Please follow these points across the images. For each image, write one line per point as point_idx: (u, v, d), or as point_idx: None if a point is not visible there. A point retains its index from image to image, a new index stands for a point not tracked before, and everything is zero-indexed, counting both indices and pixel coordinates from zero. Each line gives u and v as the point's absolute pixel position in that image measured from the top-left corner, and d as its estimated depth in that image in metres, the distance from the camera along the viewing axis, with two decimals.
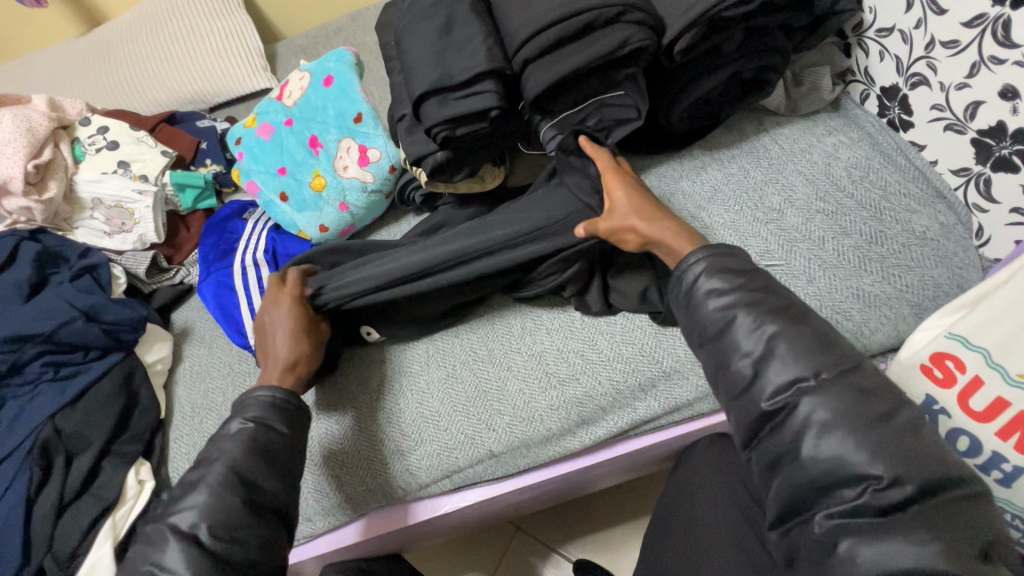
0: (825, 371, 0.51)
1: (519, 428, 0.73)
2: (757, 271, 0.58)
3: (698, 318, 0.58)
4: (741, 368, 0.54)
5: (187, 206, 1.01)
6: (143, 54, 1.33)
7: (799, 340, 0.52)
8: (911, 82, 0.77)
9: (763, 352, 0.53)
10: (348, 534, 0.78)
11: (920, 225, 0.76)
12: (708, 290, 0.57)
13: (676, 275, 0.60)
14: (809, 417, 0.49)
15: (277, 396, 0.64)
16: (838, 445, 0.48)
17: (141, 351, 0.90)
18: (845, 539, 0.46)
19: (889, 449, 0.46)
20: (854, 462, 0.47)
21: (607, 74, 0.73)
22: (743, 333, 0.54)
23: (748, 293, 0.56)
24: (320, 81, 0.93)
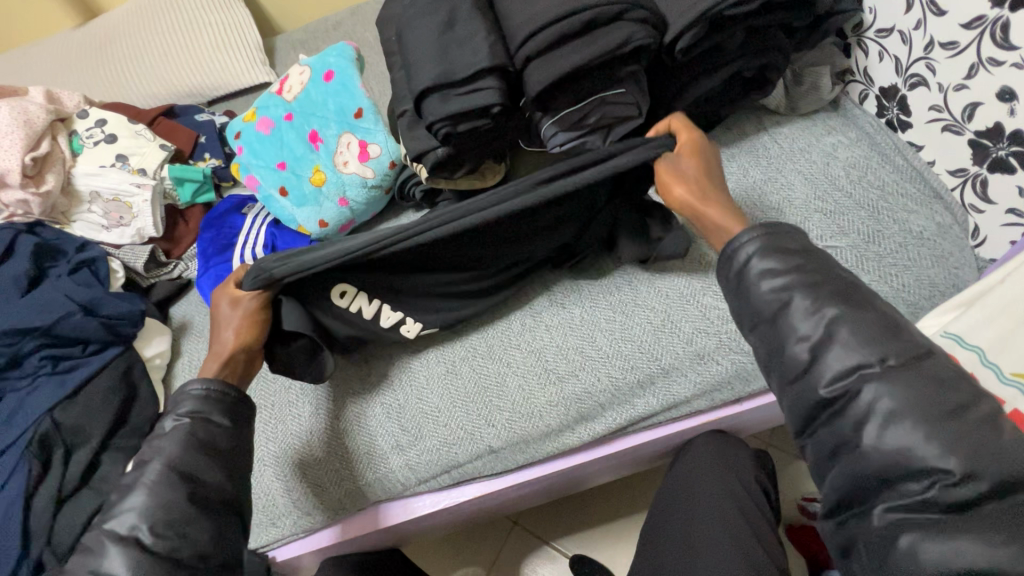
0: (891, 359, 0.49)
1: (519, 424, 0.74)
2: (817, 253, 0.56)
3: (752, 300, 0.55)
4: (798, 353, 0.52)
5: (185, 200, 1.01)
6: (140, 46, 1.32)
7: (862, 325, 0.50)
8: (910, 83, 0.77)
9: (823, 337, 0.51)
10: (320, 539, 0.80)
11: (917, 225, 0.76)
12: (762, 270, 0.55)
13: (726, 253, 0.58)
14: (873, 405, 0.48)
15: (211, 389, 0.63)
16: (905, 435, 0.46)
17: (141, 345, 0.89)
18: (906, 535, 0.45)
19: (935, 438, 0.45)
20: (922, 454, 0.45)
21: (608, 71, 0.73)
22: (799, 317, 0.52)
23: (806, 274, 0.53)
24: (320, 76, 0.92)
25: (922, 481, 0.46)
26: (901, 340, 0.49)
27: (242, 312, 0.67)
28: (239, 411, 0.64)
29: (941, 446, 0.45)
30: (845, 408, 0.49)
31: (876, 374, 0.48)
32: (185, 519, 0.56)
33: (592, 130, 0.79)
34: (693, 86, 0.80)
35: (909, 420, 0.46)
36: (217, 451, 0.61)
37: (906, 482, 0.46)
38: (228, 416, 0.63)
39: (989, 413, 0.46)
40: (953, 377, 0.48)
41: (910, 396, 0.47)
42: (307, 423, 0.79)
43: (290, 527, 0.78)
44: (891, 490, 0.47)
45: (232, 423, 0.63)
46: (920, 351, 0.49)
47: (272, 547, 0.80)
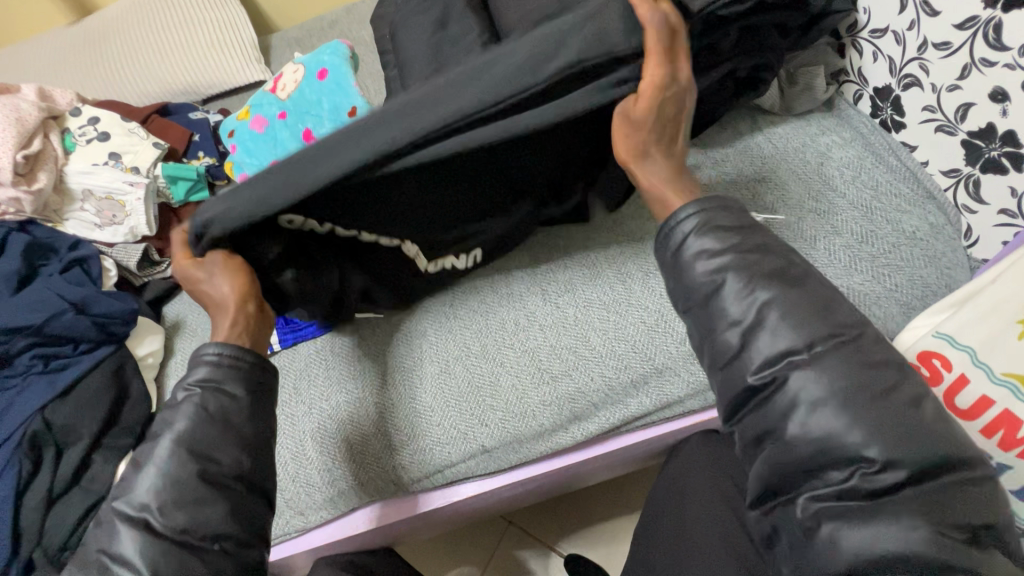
0: (818, 344, 0.49)
1: (512, 424, 0.74)
2: (753, 228, 0.55)
3: (686, 281, 0.55)
4: (728, 339, 0.52)
5: (179, 198, 1.00)
6: (135, 43, 1.32)
7: (793, 307, 0.50)
8: (904, 83, 0.78)
9: (754, 321, 0.51)
10: (359, 521, 0.78)
11: (911, 226, 0.76)
12: (697, 250, 0.54)
13: (665, 232, 0.57)
14: (798, 394, 0.49)
15: (224, 354, 0.60)
16: (830, 419, 0.47)
17: (132, 344, 0.88)
18: (828, 523, 0.47)
19: (893, 430, 0.46)
20: (846, 440, 0.47)
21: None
22: (731, 297, 0.52)
23: (741, 254, 0.53)
24: (314, 74, 0.92)
25: (845, 469, 0.47)
26: (832, 323, 0.50)
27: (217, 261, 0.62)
28: (256, 379, 0.61)
29: (867, 434, 0.46)
30: (772, 396, 0.50)
31: (805, 359, 0.49)
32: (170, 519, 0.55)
33: None
34: None
35: (833, 405, 0.48)
36: (232, 427, 0.58)
37: (828, 470, 0.48)
38: (242, 386, 0.60)
39: (912, 394, 0.48)
40: (884, 360, 0.49)
41: (842, 379, 0.48)
42: (302, 421, 0.79)
43: (285, 525, 0.78)
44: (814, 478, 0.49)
45: (247, 394, 0.60)
46: (848, 334, 0.50)
47: (273, 546, 0.80)
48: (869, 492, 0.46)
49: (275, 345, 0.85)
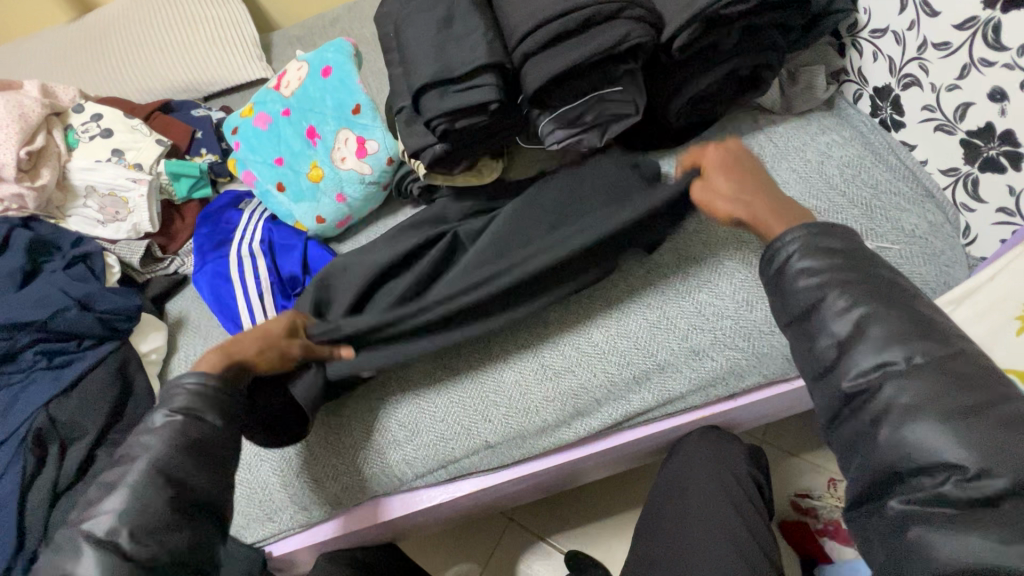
0: (917, 356, 0.51)
1: (515, 420, 0.74)
2: (860, 253, 0.58)
3: (788, 296, 0.58)
4: (826, 349, 0.55)
5: (182, 195, 1.00)
6: (136, 40, 1.32)
7: (890, 323, 0.53)
8: (903, 83, 0.78)
9: (851, 333, 0.54)
10: (326, 530, 0.79)
11: (910, 224, 0.77)
12: (799, 269, 0.57)
13: (769, 251, 0.60)
14: (893, 400, 0.50)
15: (205, 384, 0.62)
16: (923, 429, 0.48)
17: (136, 340, 0.88)
18: (914, 526, 0.48)
19: (977, 441, 0.46)
20: (942, 451, 0.47)
21: (605, 69, 0.74)
22: (831, 315, 0.55)
23: (840, 273, 0.56)
24: (318, 71, 0.92)
25: (937, 474, 0.48)
26: (925, 336, 0.52)
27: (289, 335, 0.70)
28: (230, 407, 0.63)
29: (960, 442, 0.47)
30: (864, 404, 0.52)
31: (901, 371, 0.51)
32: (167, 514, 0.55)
33: (589, 128, 0.80)
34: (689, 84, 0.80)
35: (929, 414, 0.49)
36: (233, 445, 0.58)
37: (918, 476, 0.49)
38: (222, 417, 0.62)
39: (1011, 412, 0.47)
40: (976, 376, 0.49)
41: (935, 393, 0.49)
42: None
43: (287, 521, 0.78)
44: (909, 481, 0.49)
45: (223, 422, 0.62)
46: (948, 351, 0.51)
47: (267, 543, 0.81)
48: (964, 501, 0.46)
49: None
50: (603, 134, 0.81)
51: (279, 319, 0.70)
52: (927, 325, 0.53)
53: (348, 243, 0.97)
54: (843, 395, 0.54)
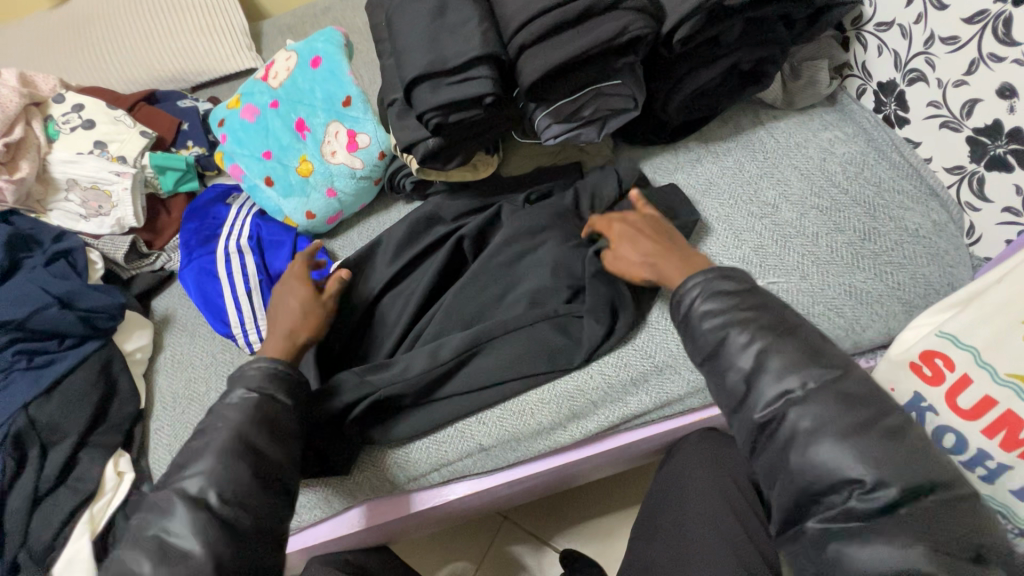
0: (811, 381, 0.50)
1: (510, 422, 0.73)
2: (755, 289, 0.57)
3: (694, 338, 0.57)
4: (735, 383, 0.54)
5: (168, 188, 0.97)
6: (121, 27, 1.28)
7: (788, 353, 0.52)
8: (908, 78, 0.77)
9: (755, 367, 0.53)
10: (349, 521, 0.76)
11: (913, 223, 0.75)
12: (704, 310, 0.57)
13: (674, 299, 0.60)
14: (797, 426, 0.49)
15: (277, 366, 0.64)
16: (830, 451, 0.47)
17: (119, 339, 0.86)
18: (832, 542, 0.47)
19: (882, 454, 0.46)
20: (845, 468, 0.47)
21: (602, 62, 0.71)
22: (735, 351, 0.54)
23: (741, 311, 0.55)
24: (307, 62, 0.89)
25: (844, 490, 0.47)
26: (824, 362, 0.51)
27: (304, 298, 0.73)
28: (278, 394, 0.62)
29: (858, 457, 0.47)
30: (777, 431, 0.51)
31: (802, 398, 0.50)
32: (223, 494, 0.55)
33: (586, 123, 0.78)
34: (690, 77, 0.78)
35: (829, 436, 0.48)
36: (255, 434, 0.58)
37: (828, 493, 0.48)
38: (290, 396, 0.63)
39: (897, 425, 0.48)
40: (863, 395, 0.49)
41: (834, 415, 0.48)
42: None
43: None
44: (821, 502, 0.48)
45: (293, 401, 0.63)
46: (836, 373, 0.51)
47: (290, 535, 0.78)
48: (868, 514, 0.46)
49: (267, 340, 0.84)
50: (601, 129, 0.79)
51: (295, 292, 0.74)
52: (816, 340, 0.53)
53: (339, 239, 0.94)
54: (756, 426, 0.52)
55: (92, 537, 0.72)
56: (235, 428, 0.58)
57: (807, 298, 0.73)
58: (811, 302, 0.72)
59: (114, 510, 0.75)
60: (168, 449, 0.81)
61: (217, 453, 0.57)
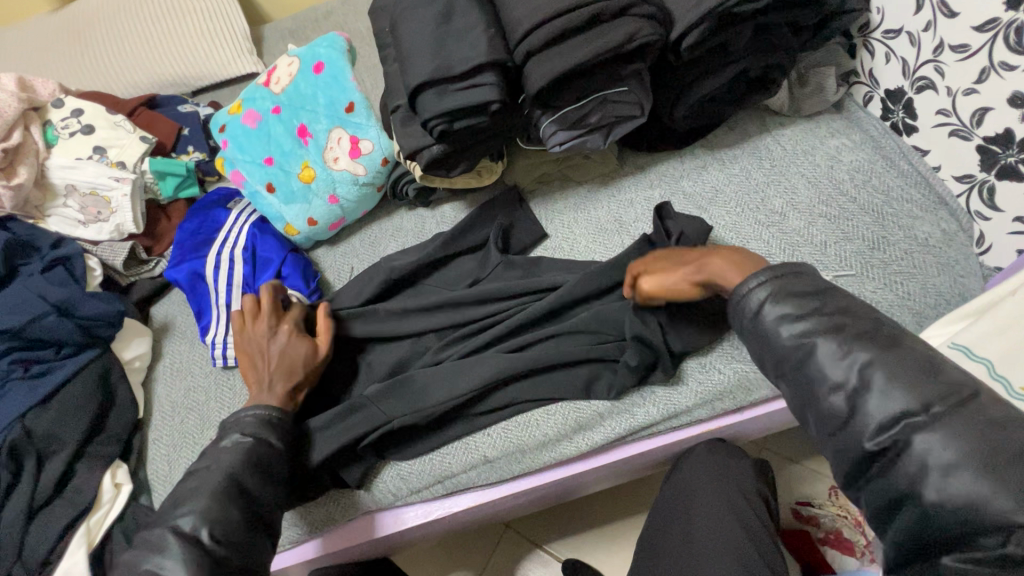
0: (935, 406, 0.47)
1: (514, 433, 0.72)
2: (829, 291, 0.56)
3: (774, 346, 0.56)
4: (837, 405, 0.52)
5: (168, 194, 0.97)
6: (121, 31, 1.27)
7: (898, 370, 0.50)
8: (917, 86, 0.76)
9: (858, 384, 0.51)
10: (312, 550, 0.75)
11: (922, 232, 0.75)
12: (778, 316, 0.55)
13: (737, 299, 0.59)
14: (927, 458, 0.46)
15: (271, 413, 0.65)
16: (968, 483, 0.44)
17: (119, 347, 0.85)
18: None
19: (1016, 484, 0.43)
20: (989, 504, 0.44)
21: (609, 69, 0.71)
22: (827, 361, 0.52)
23: (823, 318, 0.54)
24: (310, 67, 0.88)
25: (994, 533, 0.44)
26: (941, 380, 0.49)
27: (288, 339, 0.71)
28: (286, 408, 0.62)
29: (1012, 497, 0.43)
30: (895, 462, 0.49)
31: (924, 423, 0.47)
32: (214, 533, 0.56)
33: (592, 130, 0.77)
34: (697, 84, 0.78)
35: (969, 468, 0.45)
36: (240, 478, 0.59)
37: (978, 535, 0.44)
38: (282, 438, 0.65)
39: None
40: (1005, 418, 0.46)
41: (961, 441, 0.46)
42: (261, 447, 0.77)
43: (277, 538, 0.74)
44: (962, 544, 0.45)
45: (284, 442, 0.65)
46: (961, 394, 0.48)
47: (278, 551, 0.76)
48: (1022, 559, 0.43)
49: (229, 360, 0.83)
50: (607, 135, 0.78)
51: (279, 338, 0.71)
52: (932, 358, 0.50)
53: (341, 246, 0.93)
54: (866, 455, 0.50)
55: (89, 550, 0.71)
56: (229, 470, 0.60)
57: None
58: None
59: (111, 522, 0.73)
60: (167, 459, 0.80)
61: (210, 493, 0.58)
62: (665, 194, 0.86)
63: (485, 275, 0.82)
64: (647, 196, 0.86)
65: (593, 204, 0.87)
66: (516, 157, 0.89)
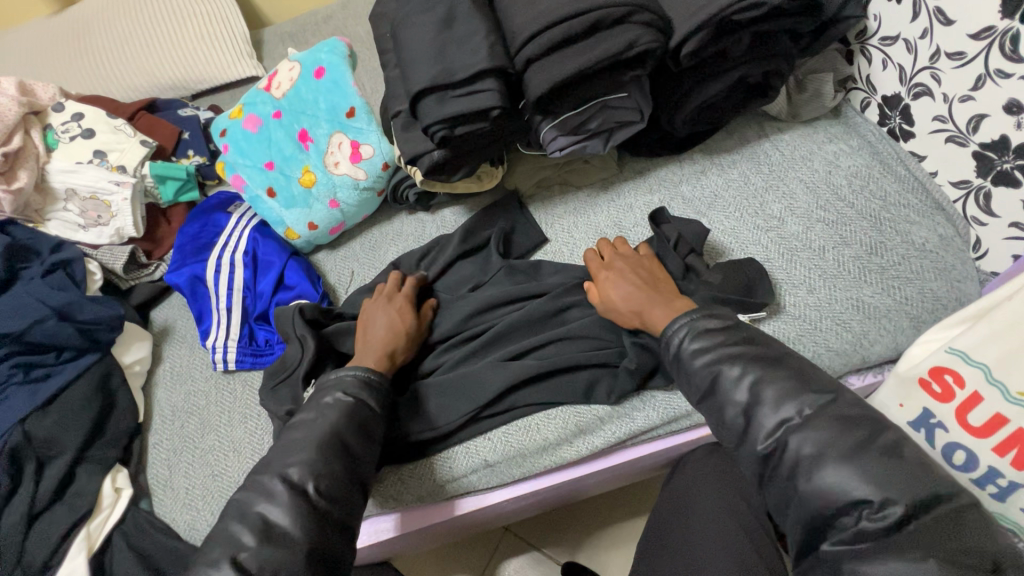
0: (807, 409, 0.51)
1: (515, 437, 0.72)
2: (738, 327, 0.60)
3: (688, 376, 0.59)
4: (734, 418, 0.55)
5: (168, 198, 0.97)
6: (121, 35, 1.28)
7: (779, 383, 0.54)
8: (914, 92, 0.77)
9: (751, 400, 0.54)
10: (386, 528, 0.74)
11: (919, 237, 0.75)
12: (694, 349, 0.59)
13: (665, 340, 0.62)
14: (799, 452, 0.50)
15: (370, 375, 0.66)
16: (832, 475, 0.48)
17: (119, 351, 0.85)
18: (847, 563, 0.46)
19: (880, 473, 0.46)
20: (849, 488, 0.47)
21: (609, 76, 0.71)
22: (729, 386, 0.55)
23: (729, 348, 0.57)
24: (311, 72, 0.88)
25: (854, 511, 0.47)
26: (814, 387, 0.53)
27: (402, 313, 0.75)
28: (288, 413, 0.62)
29: (862, 477, 0.47)
30: (781, 462, 0.51)
31: (798, 424, 0.51)
32: (319, 484, 0.56)
33: (592, 135, 0.78)
34: (697, 91, 0.78)
35: (831, 459, 0.48)
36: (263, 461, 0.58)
37: (839, 516, 0.47)
38: (379, 401, 0.65)
39: (893, 441, 0.48)
40: (858, 417, 0.50)
41: (832, 438, 0.49)
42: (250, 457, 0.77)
43: None
44: (832, 528, 0.48)
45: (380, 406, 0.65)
46: (827, 397, 0.52)
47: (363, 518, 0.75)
48: (880, 532, 0.45)
49: (230, 364, 0.83)
50: (607, 141, 0.79)
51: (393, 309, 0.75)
52: (802, 367, 0.55)
53: (341, 250, 0.94)
54: (760, 458, 0.53)
55: (89, 556, 0.70)
56: (333, 424, 0.60)
57: (814, 312, 0.73)
58: (819, 317, 0.72)
59: (111, 527, 0.73)
60: (167, 463, 0.79)
61: (315, 445, 0.58)
62: (664, 199, 0.86)
63: (486, 279, 0.82)
64: (645, 201, 0.87)
65: (592, 209, 0.88)
66: (515, 162, 0.89)
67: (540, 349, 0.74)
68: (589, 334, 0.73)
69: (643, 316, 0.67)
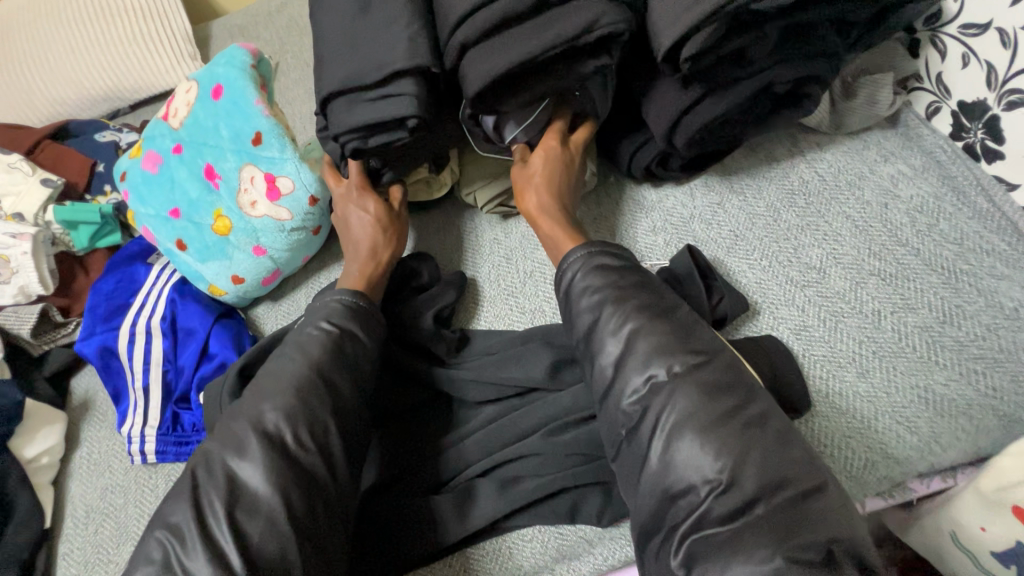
0: (677, 366, 0.48)
1: (483, 564, 0.57)
2: (635, 267, 0.56)
3: (573, 316, 0.56)
4: (604, 368, 0.51)
5: (82, 245, 0.82)
6: (39, 39, 1.11)
7: (657, 335, 0.50)
8: (1006, 100, 0.57)
9: (623, 351, 0.50)
10: None
11: (1010, 298, 0.57)
12: (582, 287, 0.55)
13: (559, 271, 0.59)
14: (660, 419, 0.46)
15: (352, 301, 0.62)
16: (686, 448, 0.44)
17: (19, 445, 0.72)
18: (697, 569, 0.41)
19: (733, 445, 0.43)
20: (698, 465, 0.43)
21: (566, 68, 0.55)
22: (605, 335, 0.52)
23: (617, 290, 0.54)
24: (207, 93, 0.71)
25: (700, 489, 0.43)
26: (692, 345, 0.49)
27: (364, 200, 0.68)
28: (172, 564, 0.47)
29: (715, 453, 0.43)
30: (638, 425, 0.47)
31: (663, 383, 0.47)
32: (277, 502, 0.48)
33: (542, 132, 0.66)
34: (700, 107, 0.59)
35: (689, 431, 0.44)
36: None
37: (685, 495, 0.43)
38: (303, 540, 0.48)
39: (757, 413, 0.45)
40: (726, 383, 0.47)
41: (696, 407, 0.45)
42: None
43: None
44: (673, 507, 0.43)
45: None
46: (700, 358, 0.48)
47: None
48: (724, 517, 0.41)
49: (149, 455, 0.70)
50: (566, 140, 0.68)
51: (368, 203, 0.67)
52: (690, 321, 0.52)
53: (284, 302, 0.78)
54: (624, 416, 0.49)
55: None
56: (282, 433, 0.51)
57: (868, 405, 0.56)
58: (874, 412, 0.55)
59: None
60: None
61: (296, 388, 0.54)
62: (676, 242, 0.69)
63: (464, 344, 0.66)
64: (647, 244, 0.69)
65: None
66: (466, 168, 0.73)
67: (513, 461, 0.58)
68: (569, 446, 0.57)
69: (545, 223, 0.63)
